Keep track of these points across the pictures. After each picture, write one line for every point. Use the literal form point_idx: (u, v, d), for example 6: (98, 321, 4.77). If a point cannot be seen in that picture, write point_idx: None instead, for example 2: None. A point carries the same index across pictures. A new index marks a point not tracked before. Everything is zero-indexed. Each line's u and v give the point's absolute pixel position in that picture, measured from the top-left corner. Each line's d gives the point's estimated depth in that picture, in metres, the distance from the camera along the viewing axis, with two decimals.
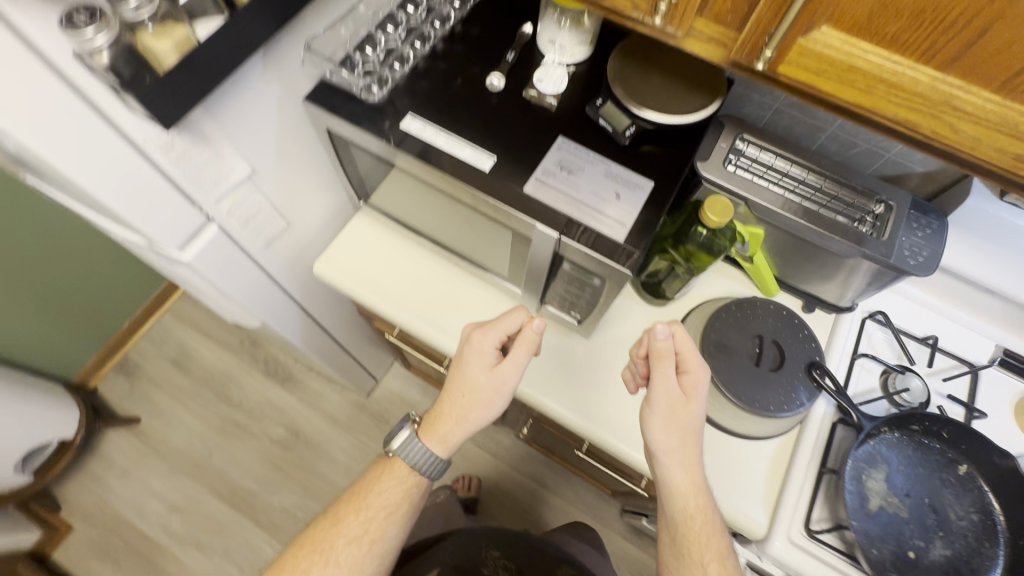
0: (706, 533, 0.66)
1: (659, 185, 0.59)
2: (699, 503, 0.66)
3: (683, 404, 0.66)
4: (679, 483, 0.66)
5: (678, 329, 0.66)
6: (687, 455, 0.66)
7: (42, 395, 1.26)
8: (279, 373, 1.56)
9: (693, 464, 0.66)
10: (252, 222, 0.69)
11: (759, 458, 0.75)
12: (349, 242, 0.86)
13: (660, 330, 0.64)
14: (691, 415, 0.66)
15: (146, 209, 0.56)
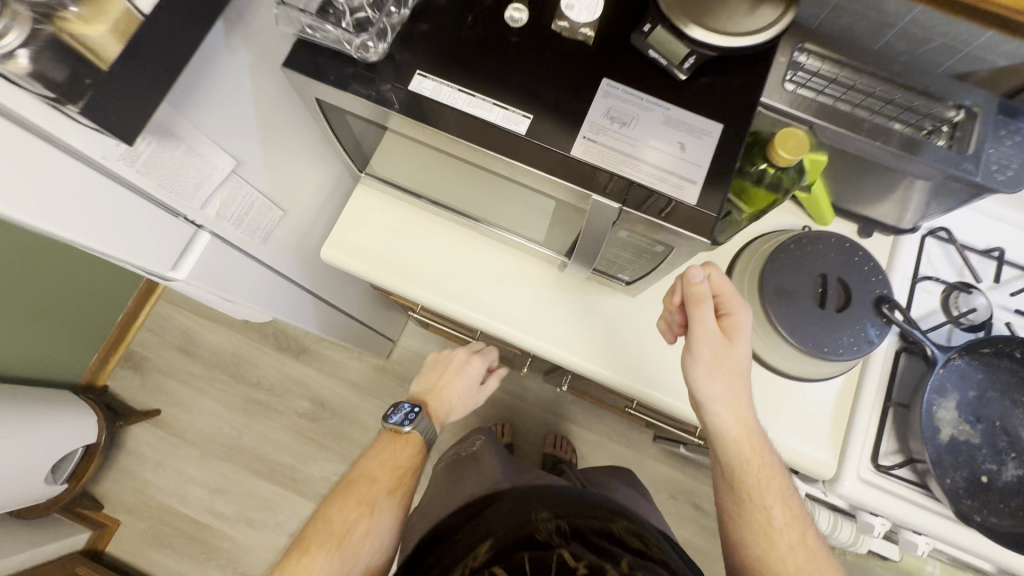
0: (766, 477, 0.63)
1: (728, 129, 0.49)
2: (753, 447, 0.62)
3: (727, 347, 0.61)
4: (730, 430, 0.62)
5: (713, 270, 0.61)
6: (738, 401, 0.62)
7: (57, 406, 1.21)
8: (292, 346, 1.51)
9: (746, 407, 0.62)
10: (248, 220, 0.59)
11: (824, 400, 0.72)
12: (353, 219, 0.76)
13: (694, 273, 0.60)
14: (739, 358, 0.61)
15: (126, 232, 0.46)
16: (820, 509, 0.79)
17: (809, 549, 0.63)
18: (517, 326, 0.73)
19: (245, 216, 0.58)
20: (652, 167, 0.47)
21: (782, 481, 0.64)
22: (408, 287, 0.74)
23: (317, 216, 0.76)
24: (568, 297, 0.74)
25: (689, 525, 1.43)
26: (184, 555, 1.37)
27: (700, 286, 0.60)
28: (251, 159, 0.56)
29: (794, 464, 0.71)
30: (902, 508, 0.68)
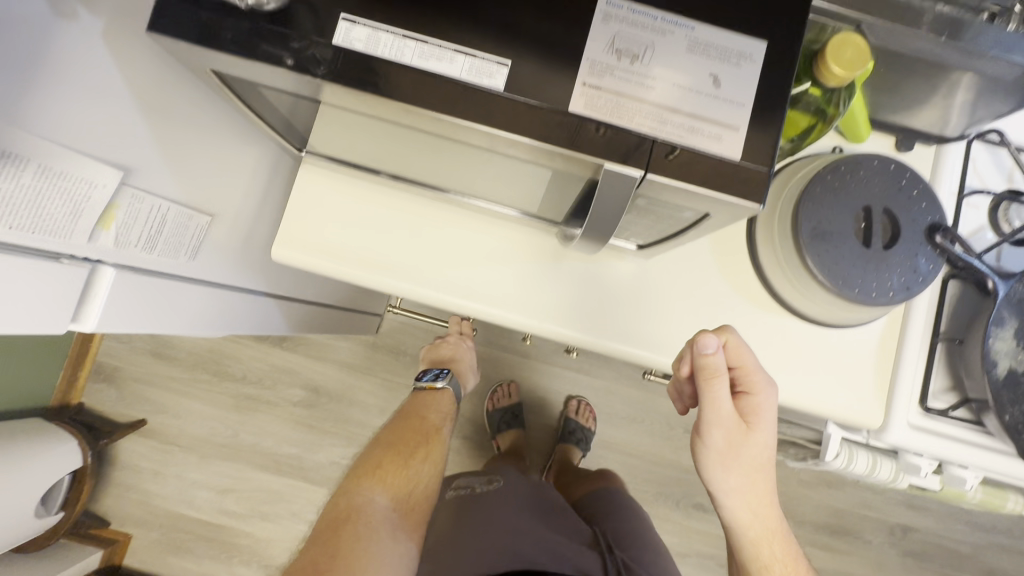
0: (781, 557, 0.61)
1: (772, 50, 0.37)
2: (768, 525, 0.61)
3: (742, 432, 0.57)
4: (744, 517, 0.60)
5: (730, 341, 0.55)
6: (754, 489, 0.59)
7: (28, 437, 1.12)
8: (273, 335, 1.40)
9: (761, 497, 0.59)
10: (162, 241, 0.49)
11: (867, 345, 0.64)
12: (303, 208, 0.63)
13: (711, 346, 0.52)
14: (754, 441, 0.58)
15: None
16: (858, 452, 0.74)
17: None
18: (516, 310, 0.62)
19: (158, 237, 0.48)
20: (654, 106, 0.36)
21: (799, 561, 0.62)
22: (382, 281, 0.62)
23: (256, 210, 0.62)
24: (570, 268, 0.63)
25: None
26: (205, 557, 1.35)
27: (714, 359, 0.52)
28: (144, 168, 0.46)
29: (838, 419, 0.64)
30: (954, 449, 0.63)
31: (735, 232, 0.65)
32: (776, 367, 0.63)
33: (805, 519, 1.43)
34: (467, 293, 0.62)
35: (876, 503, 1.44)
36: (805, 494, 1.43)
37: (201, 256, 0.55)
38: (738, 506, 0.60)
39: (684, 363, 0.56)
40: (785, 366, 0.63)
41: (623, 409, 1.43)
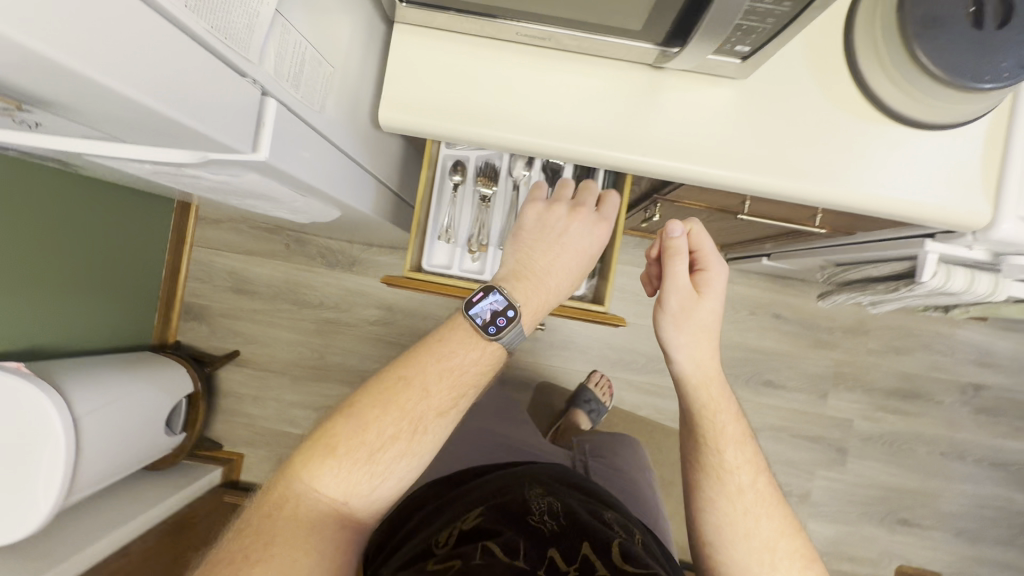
0: (735, 441, 0.60)
1: None
2: (721, 401, 0.62)
3: (695, 299, 0.64)
4: (697, 388, 0.62)
5: (691, 228, 0.65)
6: (705, 350, 0.63)
7: (146, 365, 1.19)
8: (342, 260, 1.46)
9: (709, 362, 0.63)
10: (302, 80, 0.49)
11: (974, 145, 0.64)
12: (400, 69, 0.64)
13: (675, 225, 0.63)
14: (704, 308, 0.64)
15: (209, 105, 0.38)
16: (955, 269, 0.76)
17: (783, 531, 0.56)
18: (619, 146, 0.64)
19: (302, 76, 0.49)
20: None
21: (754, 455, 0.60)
22: (488, 133, 0.63)
23: (356, 77, 0.64)
24: (667, 98, 0.64)
25: (773, 335, 1.46)
26: None
27: (678, 238, 0.63)
28: None
29: (947, 221, 0.65)
30: None
31: (828, 45, 0.64)
32: (880, 176, 0.64)
33: (873, 386, 1.47)
34: (571, 134, 0.64)
35: (945, 365, 1.46)
36: (871, 362, 1.47)
37: (327, 112, 0.57)
38: (687, 369, 0.63)
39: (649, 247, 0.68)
40: (890, 175, 0.64)
41: None
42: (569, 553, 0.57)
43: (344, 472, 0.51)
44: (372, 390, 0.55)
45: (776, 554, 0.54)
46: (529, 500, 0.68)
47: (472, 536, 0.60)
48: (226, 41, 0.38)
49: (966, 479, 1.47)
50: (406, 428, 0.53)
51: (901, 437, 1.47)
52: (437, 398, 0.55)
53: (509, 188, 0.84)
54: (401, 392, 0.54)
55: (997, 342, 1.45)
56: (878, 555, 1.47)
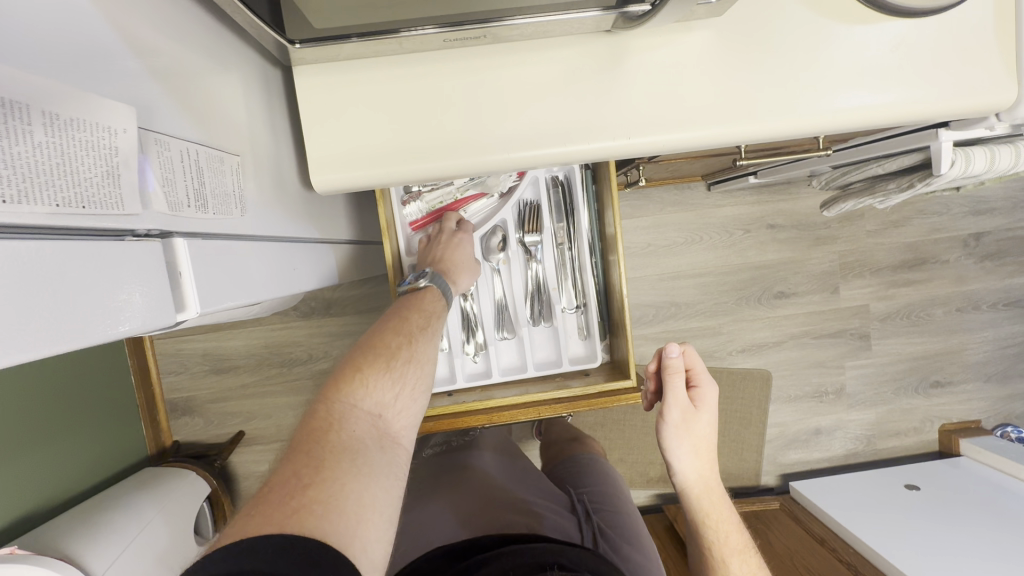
0: (734, 541, 0.62)
1: None
2: (720, 507, 0.63)
3: (693, 413, 0.65)
4: (694, 490, 0.64)
5: (687, 347, 0.66)
6: (702, 456, 0.65)
7: (151, 487, 1.10)
8: (315, 306, 1.35)
9: (708, 470, 0.65)
10: (204, 193, 0.38)
11: (981, 15, 0.55)
12: (318, 126, 0.53)
13: (672, 347, 0.64)
14: (704, 422, 0.65)
15: (109, 302, 0.28)
16: (972, 149, 0.69)
17: None
18: (593, 138, 0.54)
19: (204, 190, 0.38)
20: None
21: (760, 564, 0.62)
22: (444, 167, 0.54)
23: (270, 146, 0.52)
24: (632, 65, 0.54)
25: (773, 246, 1.42)
26: None
27: (677, 361, 0.63)
28: (143, 98, 0.34)
29: (970, 112, 0.58)
30: None
31: None
32: (890, 82, 0.56)
33: (880, 266, 1.45)
34: (536, 141, 0.54)
35: (944, 224, 1.44)
36: (873, 243, 1.44)
37: (250, 208, 0.46)
38: (690, 480, 0.64)
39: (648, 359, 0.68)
40: (902, 78, 0.56)
41: (679, 235, 1.39)
42: None
43: (367, 390, 0.48)
44: (360, 348, 0.53)
45: None
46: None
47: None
48: (88, 208, 0.27)
49: (985, 326, 1.49)
50: (402, 355, 0.53)
51: (918, 306, 1.47)
52: (415, 321, 0.58)
53: (489, 274, 0.74)
54: (386, 337, 0.54)
55: (986, 187, 1.43)
56: (921, 422, 1.51)
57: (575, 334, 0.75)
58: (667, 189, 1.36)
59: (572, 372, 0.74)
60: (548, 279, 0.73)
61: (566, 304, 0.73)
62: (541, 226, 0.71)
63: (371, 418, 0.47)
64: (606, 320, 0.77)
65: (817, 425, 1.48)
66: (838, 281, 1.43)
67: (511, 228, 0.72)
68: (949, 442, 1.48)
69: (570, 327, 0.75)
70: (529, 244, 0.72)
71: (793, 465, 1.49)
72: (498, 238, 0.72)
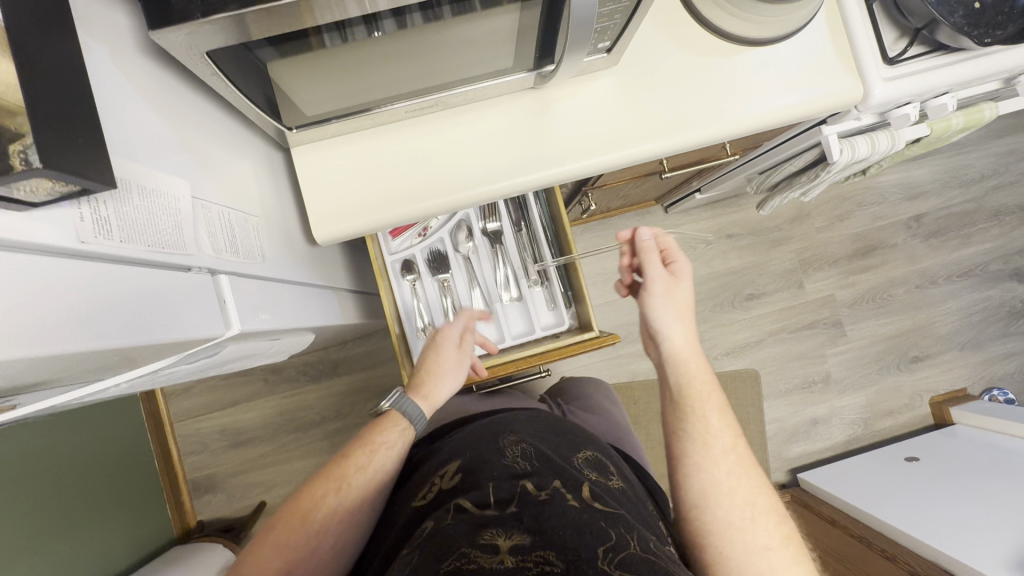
0: (709, 394, 0.70)
1: None
2: (697, 367, 0.72)
3: (674, 282, 0.78)
4: (680, 351, 0.74)
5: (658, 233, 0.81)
6: (683, 323, 0.76)
7: (182, 562, 1.13)
8: (323, 368, 1.45)
9: (689, 336, 0.75)
10: (236, 242, 0.50)
11: (823, 35, 0.71)
12: (316, 190, 0.66)
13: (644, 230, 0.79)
14: (682, 290, 0.77)
15: (175, 315, 0.39)
16: (855, 138, 0.83)
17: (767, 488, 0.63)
18: (536, 168, 0.68)
19: (236, 240, 0.50)
20: None
21: (737, 424, 0.68)
22: (419, 209, 0.67)
23: (279, 211, 0.65)
24: (557, 110, 0.69)
25: (735, 254, 1.55)
26: None
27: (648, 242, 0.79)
28: (192, 176, 0.46)
29: (833, 107, 0.72)
30: (930, 78, 0.72)
31: (668, 7, 0.70)
32: (763, 95, 0.71)
33: (835, 257, 1.57)
34: (491, 176, 0.67)
35: (884, 212, 1.59)
36: (824, 238, 1.57)
37: (270, 256, 0.58)
38: (674, 344, 0.74)
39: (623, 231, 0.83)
40: (770, 91, 0.71)
41: None
42: (539, 487, 0.61)
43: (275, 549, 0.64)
44: (325, 477, 0.69)
45: (755, 507, 0.61)
46: (506, 447, 0.71)
47: (447, 501, 0.62)
48: (165, 249, 0.39)
49: (946, 298, 1.59)
50: (331, 501, 0.67)
51: (879, 289, 1.58)
52: (358, 460, 0.71)
53: (462, 262, 0.95)
54: (341, 475, 0.69)
55: (912, 174, 1.60)
56: (911, 398, 1.57)
57: (544, 305, 0.96)
58: (628, 217, 1.51)
59: (543, 335, 0.94)
60: (511, 261, 0.93)
61: (528, 280, 0.93)
62: (497, 217, 0.92)
63: None
64: (567, 293, 0.95)
65: (813, 415, 1.55)
66: (800, 276, 1.55)
67: (475, 222, 0.93)
68: (941, 413, 1.54)
69: (540, 301, 0.96)
70: (490, 233, 0.93)
71: (799, 458, 1.53)
72: (463, 232, 0.93)
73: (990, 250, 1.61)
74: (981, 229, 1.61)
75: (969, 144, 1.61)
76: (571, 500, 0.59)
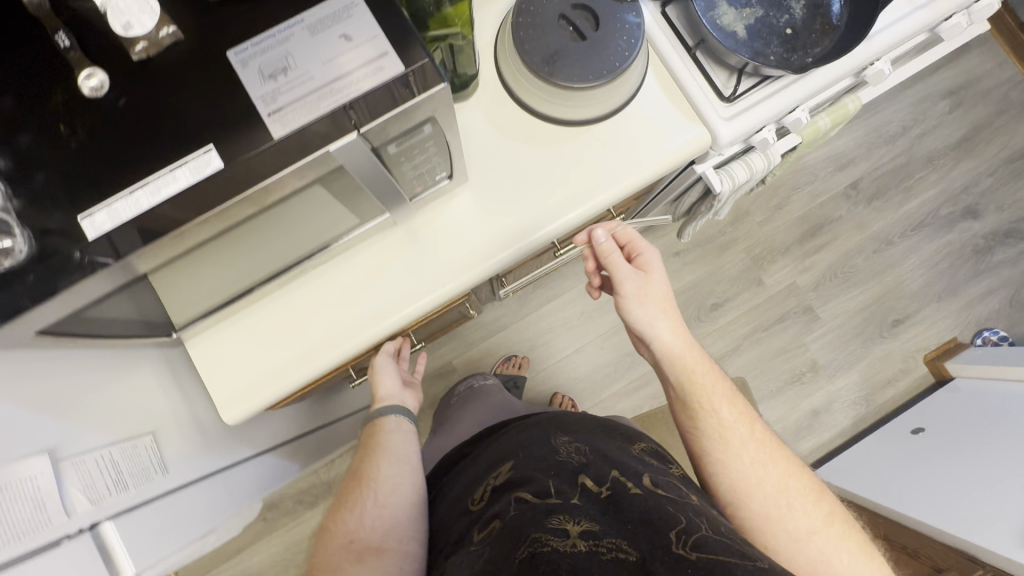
0: (710, 381, 0.74)
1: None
2: (694, 358, 0.75)
3: (643, 279, 0.76)
4: (675, 346, 0.75)
5: (613, 227, 0.78)
6: (671, 313, 0.76)
7: None
8: (318, 491, 1.45)
9: (678, 327, 0.76)
10: (120, 483, 0.58)
11: (656, 95, 0.74)
12: (220, 376, 0.68)
13: (598, 232, 0.74)
14: (656, 282, 0.76)
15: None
16: (731, 166, 0.85)
17: (789, 461, 0.69)
18: (420, 294, 0.71)
19: (121, 478, 0.58)
20: (326, 91, 0.43)
21: (748, 409, 0.73)
22: (323, 365, 0.69)
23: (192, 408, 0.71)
24: (430, 233, 0.71)
25: (686, 269, 1.55)
26: None
27: (606, 243, 0.75)
28: (71, 440, 0.54)
29: (687, 156, 0.75)
30: (772, 103, 0.74)
31: (503, 106, 0.73)
32: (615, 168, 0.73)
33: (786, 246, 1.57)
34: (383, 313, 0.70)
35: (820, 189, 1.60)
36: (769, 230, 1.58)
37: (170, 466, 0.65)
38: (668, 341, 0.75)
39: (580, 234, 0.79)
40: (622, 159, 0.73)
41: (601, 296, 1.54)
42: (599, 477, 0.68)
43: (339, 530, 0.73)
44: (353, 470, 0.80)
45: (790, 492, 0.65)
46: (558, 446, 0.76)
47: (505, 495, 0.69)
48: (19, 539, 0.48)
49: (907, 255, 1.58)
50: (357, 481, 0.77)
51: (839, 264, 1.57)
52: (367, 446, 0.82)
53: None
54: (364, 460, 0.80)
55: (835, 145, 1.61)
56: (904, 362, 1.54)
57: None
58: (573, 263, 1.53)
59: None
60: None
61: None
62: None
63: (345, 549, 0.70)
64: None
65: (811, 406, 1.51)
66: (756, 274, 1.55)
67: None
68: (938, 370, 1.50)
69: None
70: None
71: (811, 454, 1.49)
72: None
73: (935, 196, 1.60)
74: (920, 178, 1.61)
75: (883, 101, 1.63)
76: (634, 489, 0.64)
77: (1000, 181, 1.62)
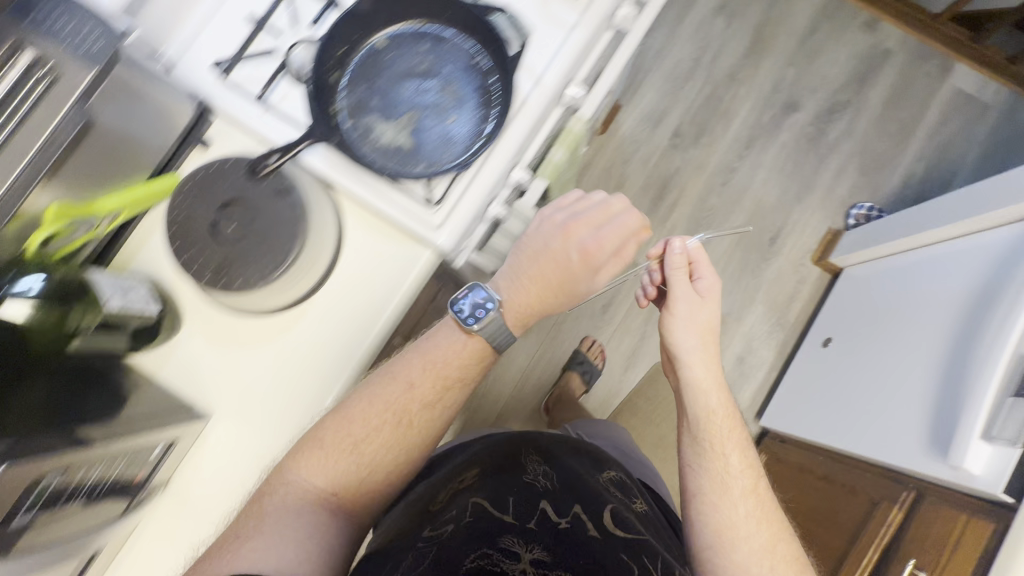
0: (728, 426, 0.79)
1: None
2: (716, 400, 0.80)
3: (700, 303, 0.80)
4: (701, 381, 0.80)
5: (688, 243, 0.80)
6: (706, 351, 0.81)
7: None
8: None
9: (712, 364, 0.81)
10: None
11: (362, 238, 0.71)
12: None
13: (677, 244, 0.79)
14: (709, 311, 0.80)
15: None
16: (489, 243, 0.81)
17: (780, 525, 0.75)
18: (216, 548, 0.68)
19: None
20: None
21: (754, 465, 0.78)
22: None
23: None
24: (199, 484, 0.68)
25: None
26: None
27: (678, 257, 0.79)
28: None
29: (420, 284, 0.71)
30: (478, 190, 0.71)
31: (215, 321, 0.68)
32: (356, 329, 0.70)
33: None
34: None
35: (647, 151, 1.59)
36: None
37: None
38: (701, 376, 0.80)
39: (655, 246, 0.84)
40: (355, 321, 0.70)
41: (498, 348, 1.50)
42: (563, 508, 0.74)
43: (298, 466, 0.64)
44: (369, 395, 0.67)
45: (774, 553, 0.72)
46: (528, 466, 0.82)
47: (461, 503, 0.72)
48: None
49: (754, 172, 1.58)
50: (383, 430, 0.66)
51: (698, 211, 1.57)
52: (417, 385, 0.68)
53: None
54: (391, 392, 0.67)
55: (643, 104, 1.61)
56: (797, 273, 1.54)
57: None
58: None
59: None
60: None
61: None
62: None
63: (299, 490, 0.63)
64: None
65: (735, 355, 1.50)
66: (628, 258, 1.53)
67: None
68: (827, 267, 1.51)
69: None
70: None
71: (756, 399, 1.48)
72: None
73: (753, 107, 1.61)
74: (731, 98, 1.61)
75: (665, 43, 1.63)
76: (592, 531, 0.71)
77: (802, 64, 1.63)
